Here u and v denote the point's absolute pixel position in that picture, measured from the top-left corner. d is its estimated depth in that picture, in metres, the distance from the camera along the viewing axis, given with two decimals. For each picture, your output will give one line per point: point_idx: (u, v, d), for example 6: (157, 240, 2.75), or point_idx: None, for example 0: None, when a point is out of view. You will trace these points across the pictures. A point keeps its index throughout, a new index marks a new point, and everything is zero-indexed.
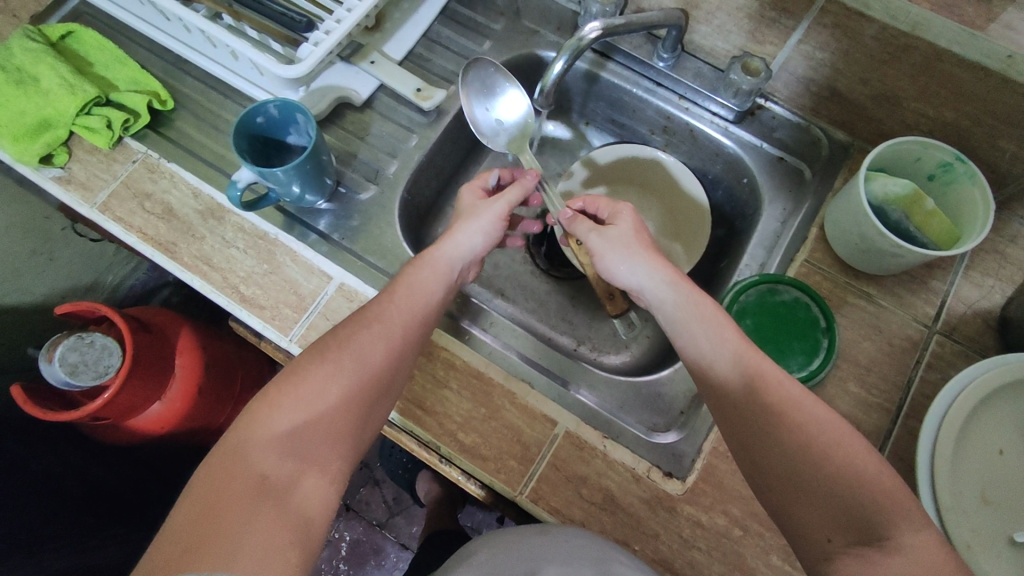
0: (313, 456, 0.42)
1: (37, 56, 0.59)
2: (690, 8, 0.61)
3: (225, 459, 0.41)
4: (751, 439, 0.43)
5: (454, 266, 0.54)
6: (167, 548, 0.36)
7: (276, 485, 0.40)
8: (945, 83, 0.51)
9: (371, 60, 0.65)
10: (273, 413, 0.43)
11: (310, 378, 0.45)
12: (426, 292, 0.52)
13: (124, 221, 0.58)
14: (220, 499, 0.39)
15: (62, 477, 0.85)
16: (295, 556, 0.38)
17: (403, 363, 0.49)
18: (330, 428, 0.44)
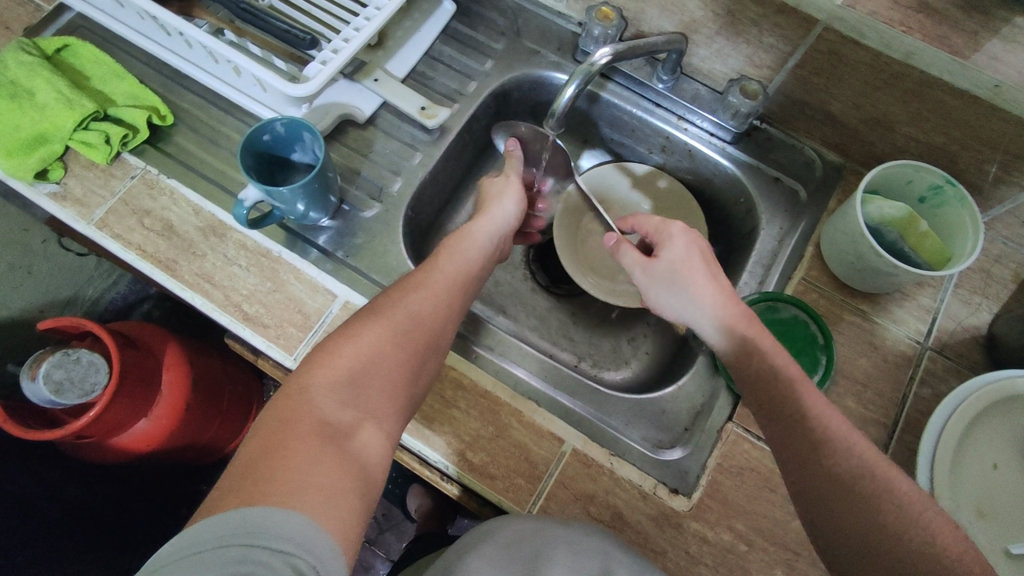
0: (371, 406, 0.43)
1: (33, 70, 0.58)
2: (690, 32, 0.62)
3: (288, 402, 0.41)
4: (783, 446, 0.45)
5: (490, 237, 0.58)
6: (232, 483, 0.36)
7: (337, 430, 0.40)
8: (936, 109, 0.53)
9: (375, 78, 0.65)
10: (333, 359, 0.43)
11: (368, 329, 0.46)
12: (468, 260, 0.54)
13: (123, 238, 0.57)
14: (285, 437, 0.38)
15: (37, 499, 0.83)
16: (357, 499, 0.38)
17: (451, 321, 0.50)
18: (388, 379, 0.45)
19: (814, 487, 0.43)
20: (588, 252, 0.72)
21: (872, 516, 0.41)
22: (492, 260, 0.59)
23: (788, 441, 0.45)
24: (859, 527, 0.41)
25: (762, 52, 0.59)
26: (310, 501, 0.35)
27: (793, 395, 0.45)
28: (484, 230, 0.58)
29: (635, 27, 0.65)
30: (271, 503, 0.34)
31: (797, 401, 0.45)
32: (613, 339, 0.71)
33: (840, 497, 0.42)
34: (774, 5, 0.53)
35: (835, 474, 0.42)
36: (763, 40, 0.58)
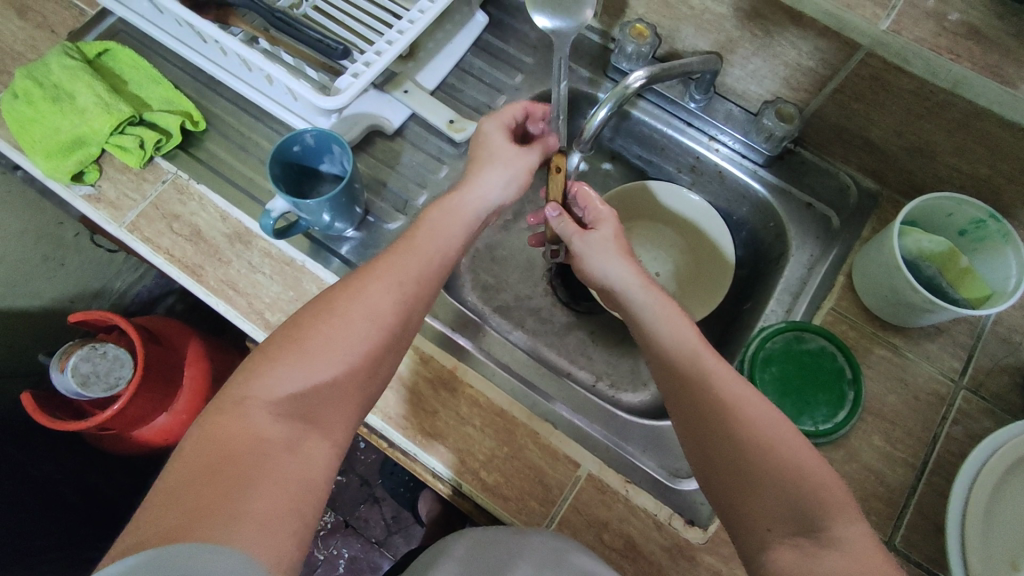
0: (315, 416, 0.42)
1: (74, 74, 0.59)
2: (725, 52, 0.60)
3: (222, 418, 0.40)
4: (671, 390, 0.47)
5: (480, 210, 0.56)
6: (155, 516, 0.35)
7: (277, 443, 0.39)
8: (981, 140, 0.51)
9: (405, 89, 0.65)
10: (273, 371, 0.43)
11: (313, 334, 0.45)
12: (443, 245, 0.52)
13: (152, 242, 0.58)
14: (221, 457, 0.38)
15: (61, 485, 0.85)
16: (296, 523, 0.37)
17: (412, 319, 0.49)
18: (335, 388, 0.44)
19: (697, 424, 0.44)
20: None
21: (780, 507, 0.39)
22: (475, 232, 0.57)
23: (677, 384, 0.46)
24: (784, 517, 0.39)
25: (800, 75, 0.58)
26: (241, 532, 0.35)
27: (713, 396, 0.44)
28: (473, 199, 0.56)
29: (669, 44, 0.64)
30: (196, 541, 0.33)
31: (719, 403, 0.43)
32: (632, 359, 0.70)
33: (714, 434, 0.43)
34: (816, 28, 0.51)
35: (744, 460, 0.41)
36: (802, 63, 0.56)
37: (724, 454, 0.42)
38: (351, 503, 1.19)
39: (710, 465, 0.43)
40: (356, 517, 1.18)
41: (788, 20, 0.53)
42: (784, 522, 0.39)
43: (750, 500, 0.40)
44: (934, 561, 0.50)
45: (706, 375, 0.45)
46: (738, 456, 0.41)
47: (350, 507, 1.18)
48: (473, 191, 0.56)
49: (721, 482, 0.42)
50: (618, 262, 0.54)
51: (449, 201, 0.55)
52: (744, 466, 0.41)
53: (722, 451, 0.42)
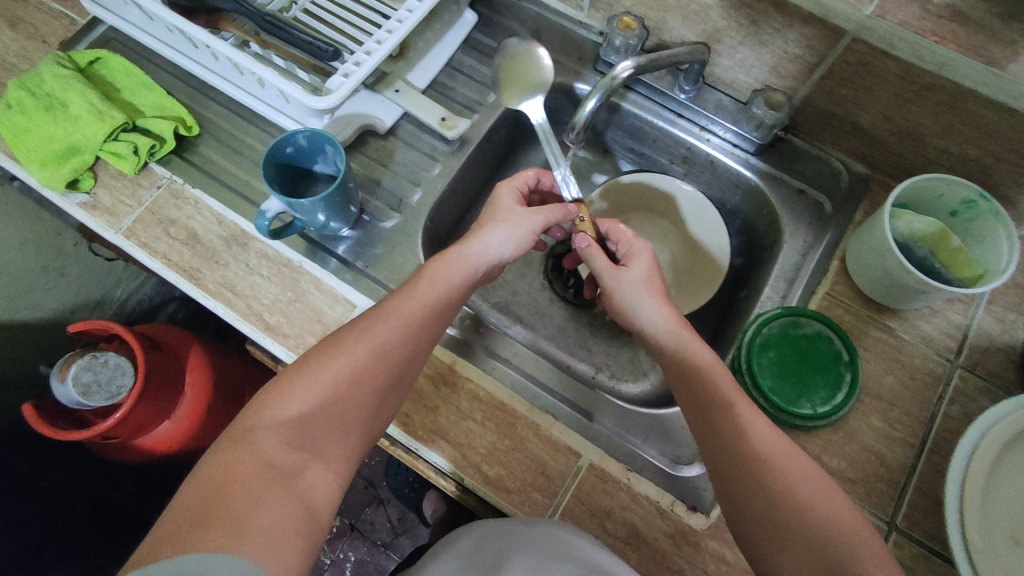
0: (320, 446, 0.43)
1: (67, 83, 0.60)
2: (713, 42, 0.61)
3: (231, 445, 0.40)
4: (699, 424, 0.47)
5: (481, 264, 0.53)
6: (167, 532, 0.36)
7: (284, 471, 0.40)
8: (969, 121, 0.51)
9: (396, 88, 0.65)
10: (282, 400, 0.43)
11: (323, 364, 0.45)
12: (452, 283, 0.51)
13: (149, 247, 0.58)
14: (229, 482, 0.38)
15: (66, 494, 0.85)
16: (301, 545, 0.38)
17: (421, 349, 0.49)
18: (342, 418, 0.44)
19: (725, 467, 0.45)
20: None
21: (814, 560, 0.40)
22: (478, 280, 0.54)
23: (700, 421, 0.47)
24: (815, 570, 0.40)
25: (787, 63, 0.58)
26: (245, 553, 0.35)
27: (748, 450, 0.44)
28: (474, 254, 0.53)
29: (657, 36, 0.64)
30: (204, 555, 0.34)
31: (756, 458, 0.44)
32: (631, 351, 0.70)
33: (740, 479, 0.44)
34: (801, 15, 0.52)
35: (777, 513, 0.42)
36: (789, 50, 0.56)
37: (748, 494, 0.43)
38: (356, 506, 1.19)
39: (739, 506, 0.44)
40: (362, 519, 1.18)
41: (773, 8, 0.53)
42: (810, 573, 0.40)
43: (778, 548, 0.42)
44: (936, 538, 0.50)
45: (739, 421, 0.45)
46: (769, 506, 0.42)
47: (356, 509, 1.18)
48: (475, 245, 0.53)
49: (753, 524, 0.43)
50: (649, 303, 0.53)
51: (453, 253, 0.52)
52: (772, 512, 0.42)
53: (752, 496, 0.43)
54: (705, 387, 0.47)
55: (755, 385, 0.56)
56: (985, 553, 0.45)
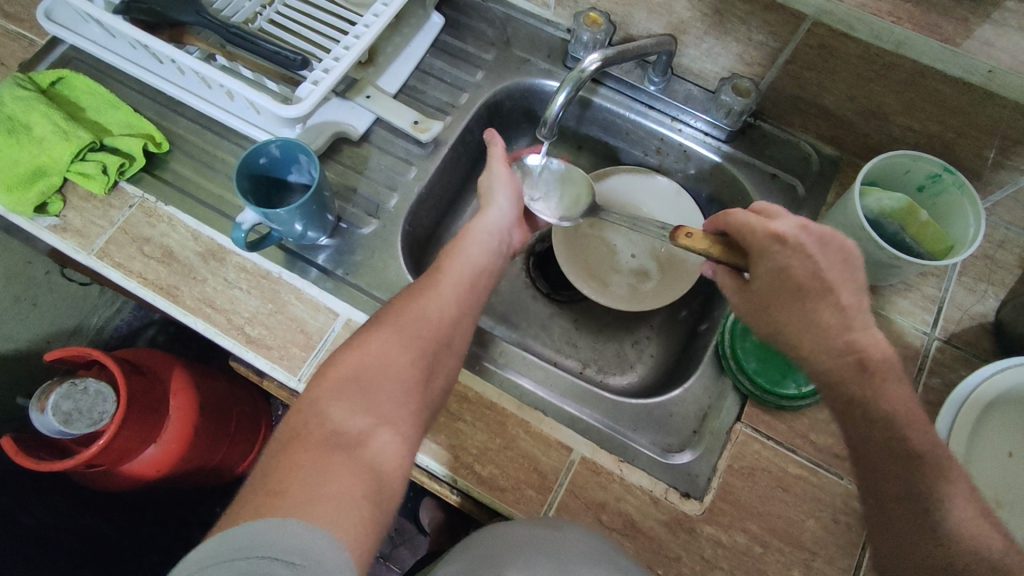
0: (384, 412, 0.45)
1: (29, 105, 0.59)
2: (679, 33, 0.62)
3: (299, 418, 0.43)
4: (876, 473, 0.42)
5: (489, 233, 0.59)
6: (245, 500, 0.38)
7: (350, 437, 0.42)
8: (929, 97, 0.53)
9: (367, 94, 0.65)
10: (341, 374, 0.45)
11: (373, 338, 0.47)
12: (472, 260, 0.56)
13: (124, 267, 0.57)
14: (301, 447, 0.40)
15: (51, 530, 0.83)
16: (372, 505, 0.39)
17: (459, 322, 0.52)
18: (397, 383, 0.46)
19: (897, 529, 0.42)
20: (583, 255, 0.72)
21: None
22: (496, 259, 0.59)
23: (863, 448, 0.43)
24: None
25: (752, 50, 0.59)
26: (320, 510, 0.37)
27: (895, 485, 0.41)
28: (479, 230, 0.58)
29: (624, 30, 0.65)
30: (280, 515, 0.35)
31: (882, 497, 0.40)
32: (617, 344, 0.70)
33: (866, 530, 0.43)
34: (762, 3, 0.53)
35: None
36: (752, 37, 0.57)
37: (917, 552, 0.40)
38: None
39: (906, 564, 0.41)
40: None
41: None
42: None
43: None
44: None
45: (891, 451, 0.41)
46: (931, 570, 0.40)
47: None
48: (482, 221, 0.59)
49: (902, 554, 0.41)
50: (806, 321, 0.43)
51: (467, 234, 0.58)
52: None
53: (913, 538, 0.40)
54: (875, 419, 0.41)
55: (725, 367, 0.58)
56: None
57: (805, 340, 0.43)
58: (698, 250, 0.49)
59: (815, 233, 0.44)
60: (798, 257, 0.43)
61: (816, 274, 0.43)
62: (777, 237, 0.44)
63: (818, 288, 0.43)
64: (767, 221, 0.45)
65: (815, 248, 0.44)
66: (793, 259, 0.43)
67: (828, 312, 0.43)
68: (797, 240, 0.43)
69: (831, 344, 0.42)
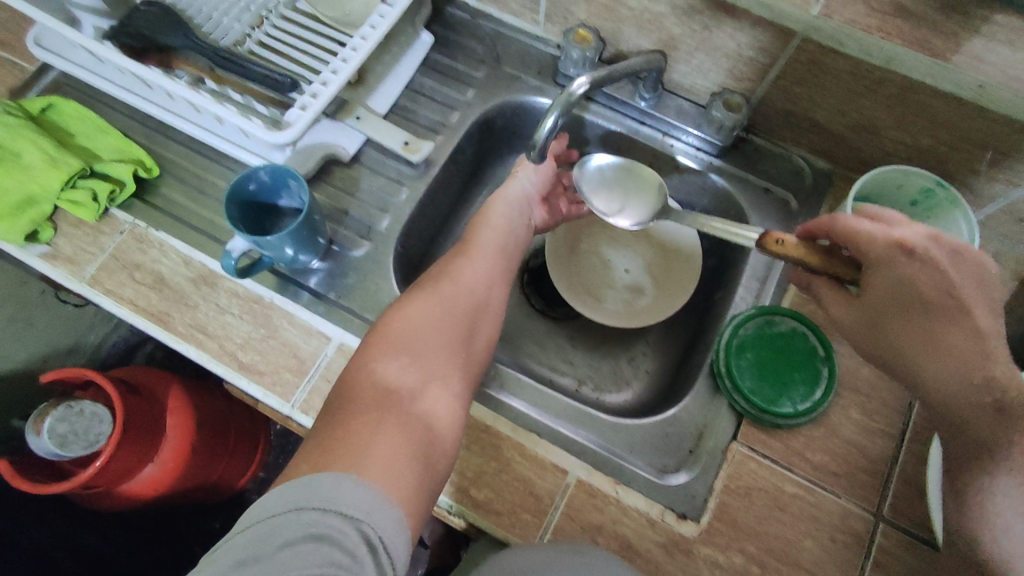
0: (433, 370, 0.47)
1: (18, 133, 0.59)
2: (669, 49, 0.61)
3: (351, 377, 0.45)
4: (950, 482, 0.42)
5: (509, 213, 0.62)
6: (306, 452, 0.40)
7: (402, 393, 0.44)
8: (920, 112, 0.52)
9: (357, 115, 0.65)
10: (387, 336, 0.48)
11: (419, 304, 0.50)
12: (497, 237, 0.60)
13: (116, 294, 0.57)
14: (355, 403, 0.43)
15: (51, 550, 0.83)
16: (424, 457, 0.42)
17: (490, 292, 0.56)
18: (443, 344, 0.49)
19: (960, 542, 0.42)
20: (576, 273, 0.72)
21: None
22: (518, 236, 0.62)
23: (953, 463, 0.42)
24: None
25: (742, 66, 0.59)
26: (377, 458, 0.39)
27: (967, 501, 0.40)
28: (500, 211, 0.62)
29: (614, 46, 0.65)
30: (340, 466, 0.38)
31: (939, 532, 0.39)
32: (612, 360, 0.70)
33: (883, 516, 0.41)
34: (751, 19, 0.53)
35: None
36: (742, 53, 0.57)
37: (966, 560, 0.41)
38: None
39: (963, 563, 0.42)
40: None
41: (724, 14, 0.54)
42: None
43: None
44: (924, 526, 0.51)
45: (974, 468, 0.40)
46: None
47: None
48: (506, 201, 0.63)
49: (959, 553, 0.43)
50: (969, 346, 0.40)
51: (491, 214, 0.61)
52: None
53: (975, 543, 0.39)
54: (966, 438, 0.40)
55: (719, 387, 0.57)
56: None
57: (934, 369, 0.41)
58: (793, 257, 0.45)
59: (944, 246, 0.41)
60: (927, 270, 0.41)
61: (950, 292, 0.40)
62: (899, 243, 0.41)
63: (951, 307, 0.40)
64: (886, 229, 0.43)
65: (947, 262, 0.41)
66: (920, 272, 0.41)
67: (958, 334, 0.40)
68: (927, 252, 0.41)
69: (965, 374, 0.40)
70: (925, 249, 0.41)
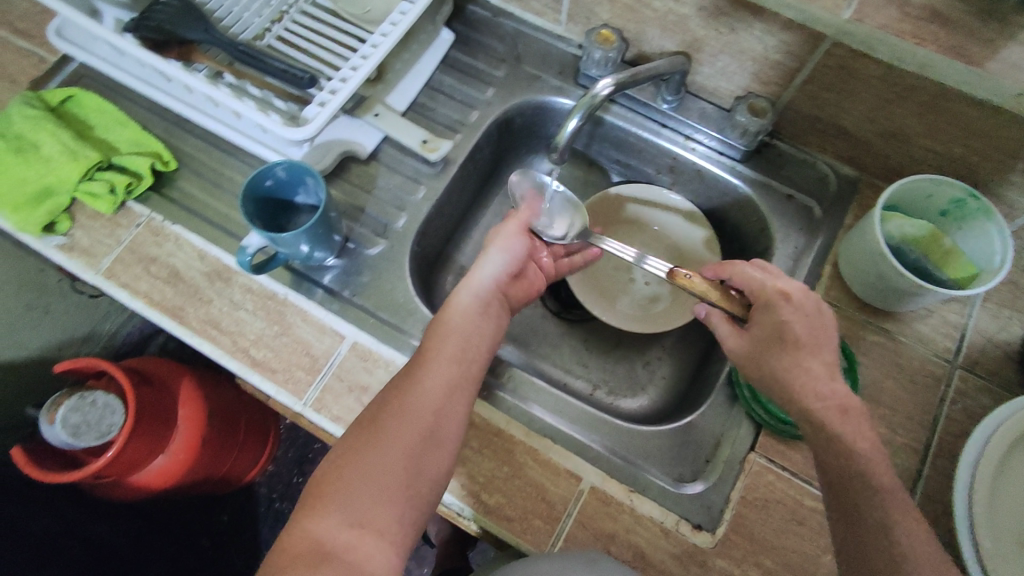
0: (374, 515, 0.40)
1: (38, 123, 0.59)
2: (693, 51, 0.60)
3: (291, 528, 0.40)
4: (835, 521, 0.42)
5: (487, 291, 0.53)
6: None
7: (335, 551, 0.38)
8: (953, 121, 0.51)
9: (375, 112, 0.64)
10: (329, 475, 0.41)
11: (359, 435, 0.43)
12: (467, 321, 0.50)
13: (131, 287, 0.57)
14: (282, 569, 0.37)
15: (59, 537, 0.83)
16: None
17: (455, 394, 0.46)
18: (390, 479, 0.41)
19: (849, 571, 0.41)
20: (595, 276, 0.71)
21: None
22: (498, 312, 0.53)
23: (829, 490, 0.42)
24: None
25: (768, 69, 0.57)
26: None
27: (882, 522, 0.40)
28: (474, 289, 0.53)
29: (637, 47, 0.64)
30: None
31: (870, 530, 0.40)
32: (628, 364, 0.69)
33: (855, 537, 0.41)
34: (779, 22, 0.51)
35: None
36: (769, 57, 0.56)
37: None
38: None
39: None
40: None
41: (751, 16, 0.52)
42: None
43: None
44: (947, 545, 0.49)
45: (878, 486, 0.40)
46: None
47: None
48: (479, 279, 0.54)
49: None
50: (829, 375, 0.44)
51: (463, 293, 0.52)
52: None
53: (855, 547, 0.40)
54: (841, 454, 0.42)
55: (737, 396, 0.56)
56: (996, 559, 0.44)
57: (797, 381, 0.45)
58: (697, 292, 0.53)
59: (818, 301, 0.48)
60: (800, 313, 0.47)
61: (812, 335, 0.46)
62: (783, 292, 0.48)
63: (813, 344, 0.46)
64: (775, 280, 0.50)
65: (817, 313, 0.47)
66: (794, 316, 0.47)
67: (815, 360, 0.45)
68: (799, 300, 0.48)
69: (815, 393, 0.44)
70: (800, 294, 0.48)
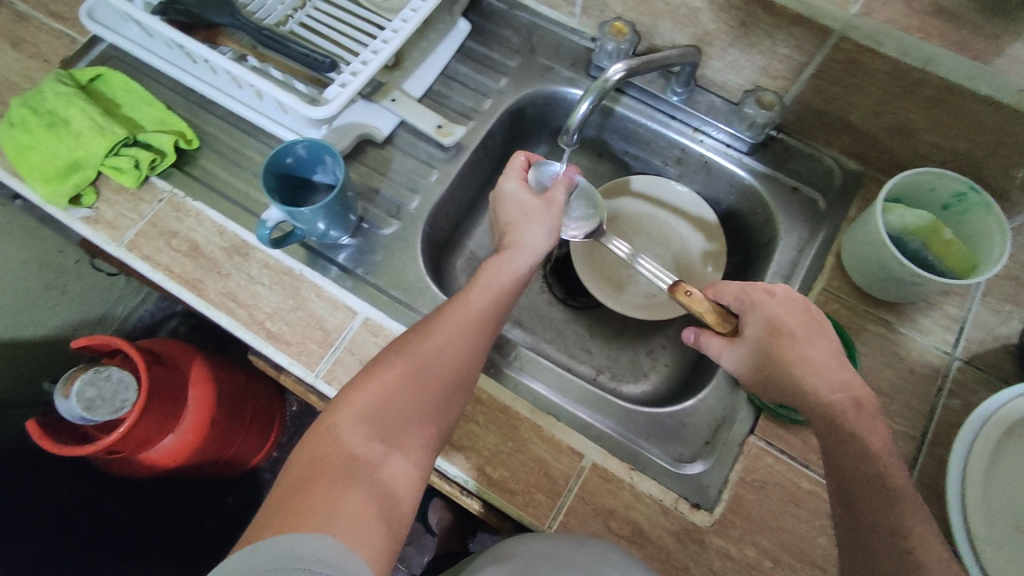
0: (401, 437, 0.43)
1: (69, 100, 0.61)
2: (703, 44, 0.62)
3: (315, 436, 0.42)
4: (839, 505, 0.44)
5: (527, 259, 0.55)
6: (260, 520, 0.37)
7: (366, 461, 0.41)
8: (959, 115, 0.52)
9: (392, 98, 0.66)
10: (359, 395, 0.43)
11: (392, 366, 0.45)
12: (500, 281, 0.52)
13: (152, 259, 0.59)
14: (318, 469, 0.39)
15: (72, 511, 0.85)
16: (385, 528, 0.38)
17: (482, 345, 0.49)
18: (418, 409, 0.44)
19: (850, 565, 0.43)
20: (601, 263, 0.72)
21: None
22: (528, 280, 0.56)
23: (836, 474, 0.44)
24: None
25: (777, 63, 0.59)
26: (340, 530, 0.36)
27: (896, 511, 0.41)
28: (516, 250, 0.54)
29: (647, 40, 0.65)
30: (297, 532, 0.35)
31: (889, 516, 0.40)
32: (631, 351, 0.71)
33: (868, 511, 0.41)
34: (788, 16, 0.53)
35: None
36: (778, 51, 0.57)
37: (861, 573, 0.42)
38: None
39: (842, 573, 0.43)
40: None
41: (761, 10, 0.54)
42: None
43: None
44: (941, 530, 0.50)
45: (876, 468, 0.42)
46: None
47: None
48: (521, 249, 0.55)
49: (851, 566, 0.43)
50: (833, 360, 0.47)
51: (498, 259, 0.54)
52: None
53: (862, 516, 0.41)
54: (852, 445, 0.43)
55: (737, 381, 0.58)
56: (987, 541, 0.45)
57: (807, 377, 0.47)
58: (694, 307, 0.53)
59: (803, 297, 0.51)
60: (789, 305, 0.50)
61: (811, 322, 0.49)
62: (765, 289, 0.51)
63: (814, 332, 0.49)
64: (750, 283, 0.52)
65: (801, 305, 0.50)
66: (784, 309, 0.49)
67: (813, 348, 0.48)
68: (784, 292, 0.50)
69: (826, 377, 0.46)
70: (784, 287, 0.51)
